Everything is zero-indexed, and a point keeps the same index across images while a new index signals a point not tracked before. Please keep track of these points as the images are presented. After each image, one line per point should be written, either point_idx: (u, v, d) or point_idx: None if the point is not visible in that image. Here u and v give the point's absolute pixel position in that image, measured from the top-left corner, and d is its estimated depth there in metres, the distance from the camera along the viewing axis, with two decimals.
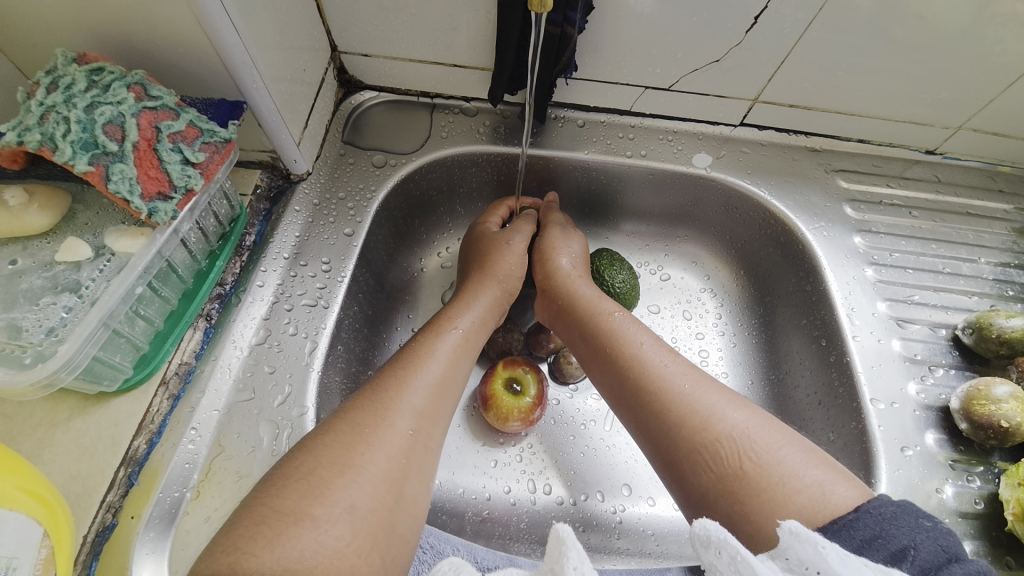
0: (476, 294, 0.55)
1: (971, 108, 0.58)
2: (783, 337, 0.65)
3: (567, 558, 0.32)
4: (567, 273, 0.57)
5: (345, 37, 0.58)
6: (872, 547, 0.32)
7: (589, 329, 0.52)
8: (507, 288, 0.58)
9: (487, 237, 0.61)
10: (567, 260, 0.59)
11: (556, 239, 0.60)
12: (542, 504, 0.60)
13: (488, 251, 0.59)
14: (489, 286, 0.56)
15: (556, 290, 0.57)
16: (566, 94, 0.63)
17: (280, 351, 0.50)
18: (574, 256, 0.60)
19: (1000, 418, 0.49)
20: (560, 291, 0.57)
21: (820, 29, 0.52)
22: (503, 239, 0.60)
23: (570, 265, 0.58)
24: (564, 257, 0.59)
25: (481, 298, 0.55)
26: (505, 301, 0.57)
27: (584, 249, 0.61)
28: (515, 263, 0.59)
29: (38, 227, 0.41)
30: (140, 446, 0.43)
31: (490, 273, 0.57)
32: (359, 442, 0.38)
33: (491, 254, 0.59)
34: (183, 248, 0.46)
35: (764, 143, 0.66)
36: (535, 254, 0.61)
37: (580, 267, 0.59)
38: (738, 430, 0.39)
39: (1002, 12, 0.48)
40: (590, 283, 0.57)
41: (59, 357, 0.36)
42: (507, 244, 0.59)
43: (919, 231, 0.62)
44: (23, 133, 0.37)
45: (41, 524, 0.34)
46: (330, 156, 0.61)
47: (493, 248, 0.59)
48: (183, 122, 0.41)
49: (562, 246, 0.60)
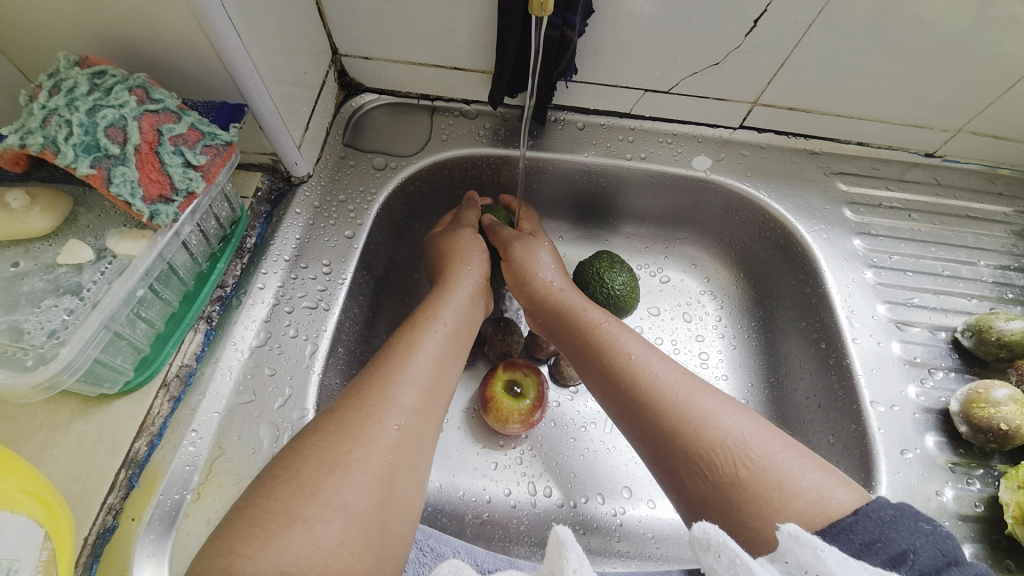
0: (455, 288, 0.55)
1: (970, 111, 0.58)
2: (782, 340, 0.65)
3: (567, 560, 0.32)
4: (549, 286, 0.57)
5: (346, 40, 0.58)
6: (871, 551, 0.32)
7: (581, 339, 0.52)
8: (479, 275, 0.58)
9: (442, 237, 0.61)
10: (545, 273, 0.58)
11: (516, 247, 0.60)
12: (542, 507, 0.60)
13: (449, 253, 0.59)
14: (466, 283, 0.56)
15: (542, 303, 0.57)
16: (566, 96, 0.64)
17: (281, 353, 0.50)
18: (546, 263, 0.59)
19: (999, 421, 0.49)
20: (546, 304, 0.57)
21: (820, 33, 0.52)
22: (470, 242, 0.59)
23: (539, 272, 0.58)
24: (540, 266, 0.59)
25: (460, 287, 0.55)
26: (479, 296, 0.57)
27: (554, 256, 0.61)
28: (478, 252, 0.59)
29: (41, 229, 0.41)
30: (141, 448, 0.43)
31: (463, 271, 0.57)
32: (346, 440, 0.38)
33: (455, 255, 0.58)
34: (184, 250, 0.46)
35: (764, 146, 0.66)
36: (508, 272, 0.60)
37: (558, 277, 0.58)
38: (734, 436, 0.39)
39: (1001, 15, 0.48)
40: (577, 293, 0.57)
41: (62, 359, 0.36)
42: (470, 249, 0.59)
43: (919, 234, 0.62)
44: (25, 136, 0.37)
45: (42, 526, 0.34)
46: (331, 159, 0.62)
47: (459, 250, 0.59)
48: (185, 126, 0.41)
49: (524, 252, 0.59)
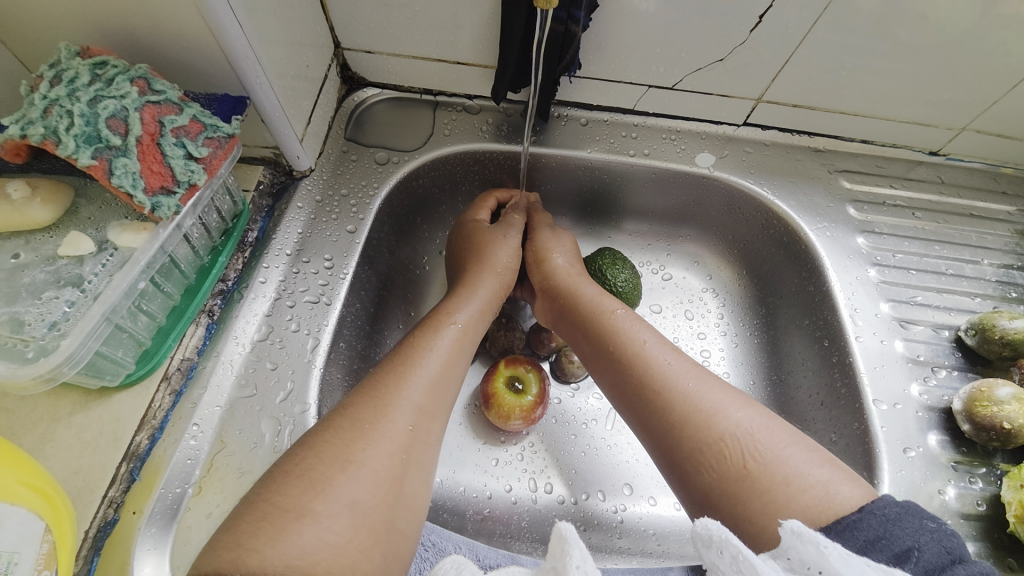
0: (474, 291, 0.55)
1: (975, 110, 0.58)
2: (785, 338, 0.65)
3: (570, 557, 0.32)
4: (566, 270, 0.58)
5: (348, 34, 0.58)
6: (875, 548, 0.32)
7: (591, 328, 0.52)
8: (504, 283, 0.58)
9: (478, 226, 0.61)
10: (563, 260, 0.59)
11: (549, 241, 0.61)
12: (543, 503, 0.60)
13: (483, 250, 0.59)
14: (486, 280, 0.56)
15: (557, 289, 0.57)
16: (569, 92, 0.63)
17: (282, 348, 0.50)
18: (570, 256, 0.60)
19: (1002, 420, 0.49)
20: (560, 291, 0.56)
21: (824, 30, 0.51)
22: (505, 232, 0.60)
23: (567, 265, 0.59)
24: (559, 258, 0.59)
25: (482, 286, 0.55)
26: (499, 297, 0.57)
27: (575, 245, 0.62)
28: (510, 259, 0.59)
29: (41, 221, 0.41)
30: (142, 442, 0.43)
31: (487, 274, 0.57)
32: (360, 438, 0.38)
33: (487, 255, 0.58)
34: (185, 243, 0.46)
35: (767, 143, 0.66)
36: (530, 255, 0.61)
37: (575, 265, 0.59)
38: (743, 428, 0.39)
39: (1006, 13, 0.48)
40: (589, 282, 0.57)
41: (62, 351, 0.36)
42: (497, 249, 0.59)
43: (922, 232, 0.62)
44: (26, 126, 0.37)
45: (42, 518, 0.34)
46: (333, 153, 0.61)
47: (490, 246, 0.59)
48: (186, 117, 0.41)
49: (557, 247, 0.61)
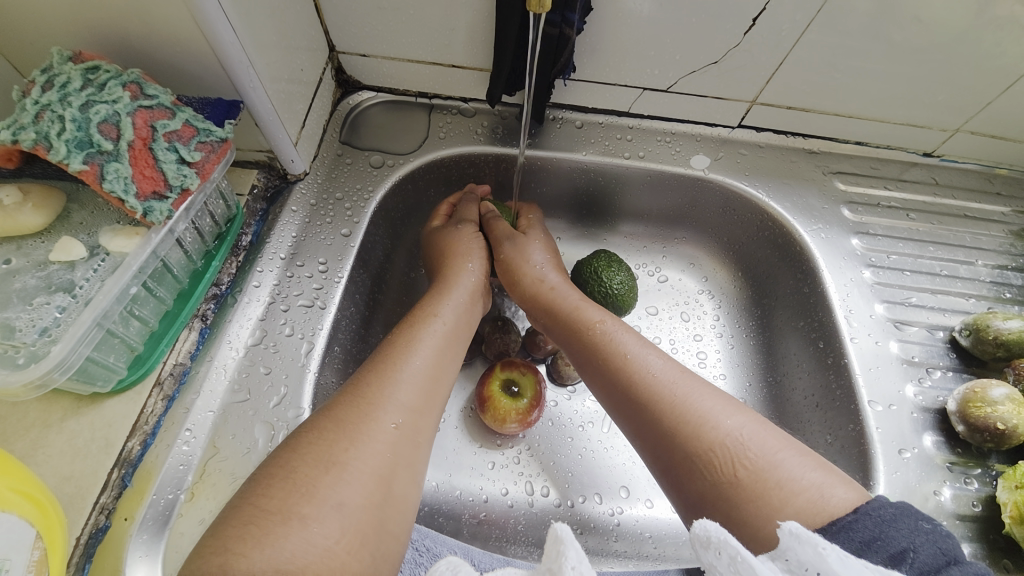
0: (453, 288, 0.54)
1: (968, 111, 0.58)
2: (780, 339, 0.65)
3: (565, 557, 0.32)
4: (542, 283, 0.57)
5: (343, 37, 0.58)
6: (871, 549, 0.32)
7: (580, 334, 0.52)
8: (478, 280, 0.57)
9: (440, 235, 0.61)
10: (538, 267, 0.58)
11: (516, 249, 0.59)
12: (540, 507, 0.59)
13: (455, 260, 0.58)
14: (461, 281, 0.56)
15: (541, 301, 0.56)
16: (564, 95, 0.63)
17: (276, 352, 0.50)
18: (544, 263, 0.59)
19: (996, 421, 0.49)
20: (542, 303, 0.56)
21: (818, 32, 0.52)
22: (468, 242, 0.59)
23: (540, 276, 0.58)
24: (535, 266, 0.58)
25: (460, 284, 0.55)
26: (480, 293, 0.57)
27: (551, 253, 0.60)
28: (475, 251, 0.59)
29: (33, 226, 0.41)
30: (134, 447, 0.43)
31: (462, 279, 0.56)
32: (343, 438, 0.37)
33: (462, 263, 0.57)
34: (179, 248, 0.46)
35: (762, 145, 0.66)
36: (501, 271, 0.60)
37: (553, 274, 0.58)
38: (733, 436, 0.39)
39: (999, 15, 0.48)
40: (572, 290, 0.56)
41: (52, 357, 0.36)
42: (466, 246, 0.59)
43: (917, 233, 0.62)
44: (17, 131, 0.36)
45: (34, 525, 0.34)
46: (328, 156, 0.61)
47: (462, 253, 0.58)
48: (179, 122, 0.41)
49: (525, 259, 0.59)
